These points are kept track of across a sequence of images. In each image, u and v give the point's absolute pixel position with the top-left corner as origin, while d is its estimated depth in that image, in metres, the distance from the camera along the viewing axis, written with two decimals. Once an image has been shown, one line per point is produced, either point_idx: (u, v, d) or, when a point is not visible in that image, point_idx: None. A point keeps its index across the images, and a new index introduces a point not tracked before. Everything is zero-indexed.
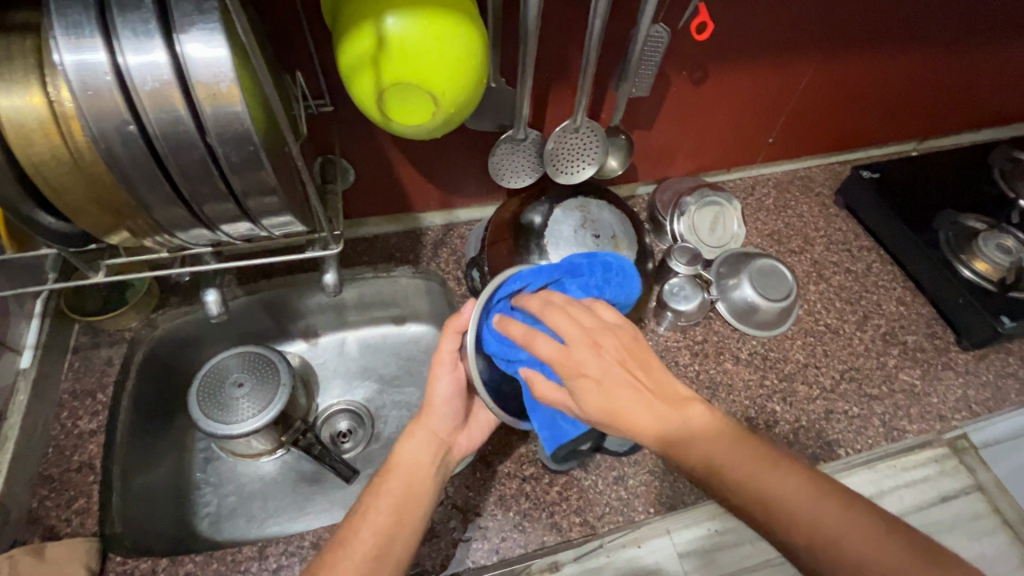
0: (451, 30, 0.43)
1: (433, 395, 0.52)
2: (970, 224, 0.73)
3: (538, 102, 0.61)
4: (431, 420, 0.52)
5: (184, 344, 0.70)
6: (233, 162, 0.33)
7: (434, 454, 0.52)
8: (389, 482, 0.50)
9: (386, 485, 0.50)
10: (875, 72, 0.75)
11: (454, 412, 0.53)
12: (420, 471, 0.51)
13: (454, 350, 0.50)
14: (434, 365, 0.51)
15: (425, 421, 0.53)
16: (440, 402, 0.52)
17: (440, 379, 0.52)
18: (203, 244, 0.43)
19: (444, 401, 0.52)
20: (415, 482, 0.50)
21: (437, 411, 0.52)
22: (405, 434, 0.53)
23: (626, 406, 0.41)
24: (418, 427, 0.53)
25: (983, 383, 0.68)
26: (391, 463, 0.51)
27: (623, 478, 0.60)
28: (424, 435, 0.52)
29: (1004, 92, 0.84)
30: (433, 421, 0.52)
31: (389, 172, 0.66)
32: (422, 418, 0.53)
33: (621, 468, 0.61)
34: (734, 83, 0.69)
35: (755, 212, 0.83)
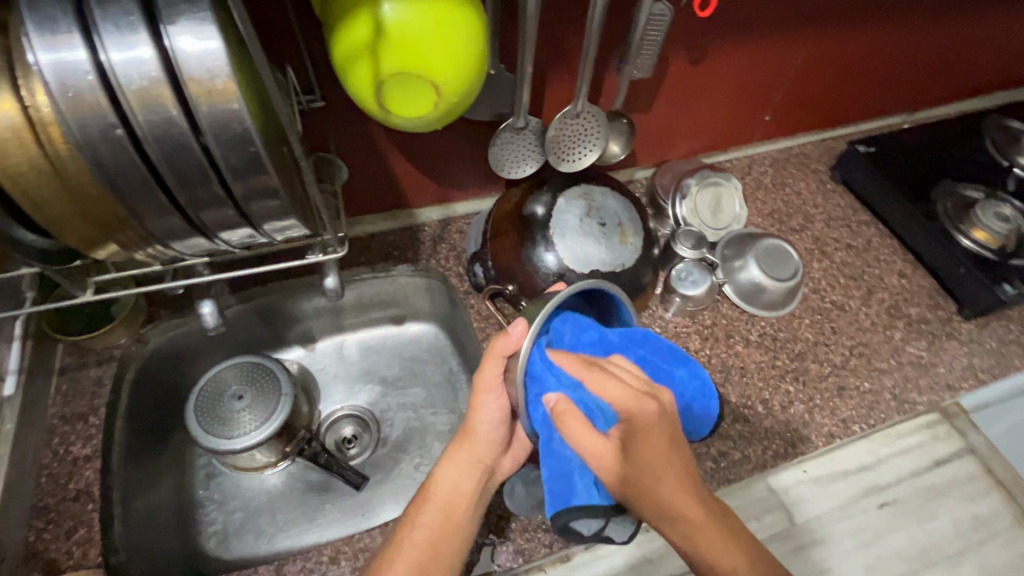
0: (451, 13, 0.40)
1: (477, 422, 0.51)
2: (969, 195, 0.74)
3: (537, 88, 0.59)
4: (474, 448, 0.52)
5: (177, 358, 0.67)
6: (233, 165, 0.31)
7: (475, 482, 0.52)
8: (426, 511, 0.51)
9: (424, 513, 0.51)
10: (869, 44, 0.74)
11: (497, 440, 0.53)
12: (458, 501, 0.51)
13: (497, 378, 0.48)
14: (480, 393, 0.50)
15: (467, 448, 0.52)
16: (484, 431, 0.52)
17: (485, 407, 0.50)
18: (199, 254, 0.40)
19: (487, 432, 0.52)
20: (453, 511, 0.51)
21: (479, 440, 0.52)
22: (446, 458, 0.53)
23: (659, 482, 0.40)
24: (458, 452, 0.53)
25: (988, 350, 0.69)
26: (429, 490, 0.52)
27: None
28: (463, 462, 0.52)
29: (991, 61, 0.85)
30: (476, 448, 0.52)
31: (383, 168, 0.64)
32: (464, 443, 0.53)
33: None
34: (732, 62, 0.67)
35: (754, 191, 0.82)
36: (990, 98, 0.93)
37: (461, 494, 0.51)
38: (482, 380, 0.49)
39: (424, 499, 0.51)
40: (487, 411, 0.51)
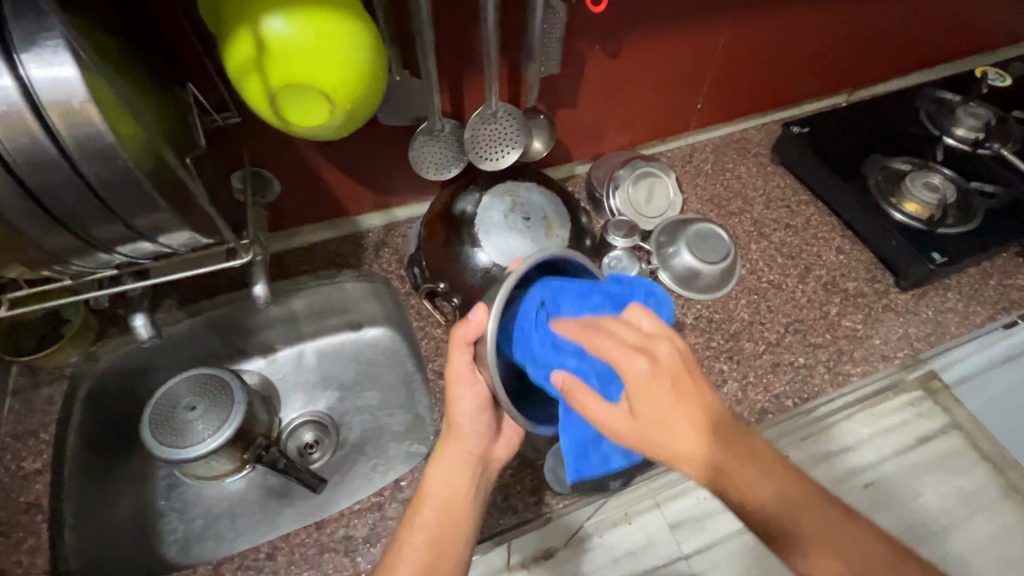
0: (332, 26, 0.43)
1: (458, 416, 0.52)
2: (897, 168, 0.76)
3: (452, 91, 0.61)
4: (459, 442, 0.53)
5: (132, 373, 0.70)
6: (107, 179, 0.33)
7: (469, 477, 0.53)
8: (422, 514, 0.50)
9: (420, 517, 0.50)
10: (793, 28, 0.75)
11: (481, 429, 0.53)
12: (452, 498, 0.51)
13: (469, 361, 0.49)
14: (456, 383, 0.50)
15: (453, 444, 0.53)
16: (466, 423, 0.52)
17: (463, 398, 0.51)
18: (107, 266, 0.43)
19: (467, 422, 0.52)
20: (449, 507, 0.51)
21: (463, 432, 0.53)
22: (435, 460, 0.53)
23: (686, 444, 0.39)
24: (445, 450, 0.53)
25: (924, 320, 0.70)
26: (422, 493, 0.52)
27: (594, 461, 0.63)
28: (452, 459, 0.53)
29: (923, 35, 0.86)
30: (463, 442, 0.53)
31: (315, 178, 0.66)
32: (451, 441, 0.53)
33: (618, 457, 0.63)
34: (650, 53, 0.69)
35: (694, 178, 0.84)
36: (931, 71, 0.93)
37: (452, 490, 0.51)
38: (456, 373, 0.50)
39: (419, 502, 0.51)
40: (463, 403, 0.51)
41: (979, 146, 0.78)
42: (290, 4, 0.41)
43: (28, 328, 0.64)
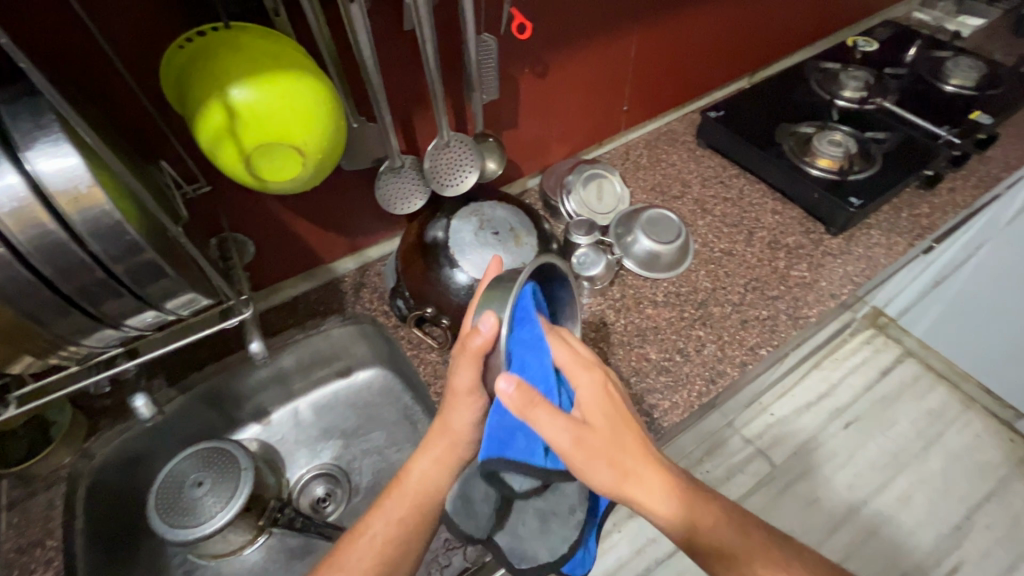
0: (294, 86, 0.45)
1: (456, 422, 0.51)
2: (803, 132, 0.86)
3: (405, 130, 0.66)
4: (453, 447, 0.52)
5: (130, 463, 0.68)
6: (112, 253, 0.35)
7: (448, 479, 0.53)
8: (396, 507, 0.51)
9: (391, 503, 0.51)
10: (693, 28, 0.85)
11: (476, 440, 0.53)
12: (425, 498, 0.51)
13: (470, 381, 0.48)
14: (457, 396, 0.49)
15: (443, 445, 0.52)
16: (462, 431, 0.51)
17: (462, 412, 0.50)
18: (113, 344, 0.43)
19: (466, 432, 0.51)
20: (422, 503, 0.51)
21: (459, 439, 0.52)
22: (420, 451, 0.52)
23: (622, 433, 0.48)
24: (435, 446, 0.52)
25: (857, 257, 0.78)
26: (401, 482, 0.52)
27: None
28: (440, 460, 0.52)
29: (801, 18, 0.99)
30: (455, 445, 0.52)
31: (288, 233, 0.69)
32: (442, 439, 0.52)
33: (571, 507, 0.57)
34: (575, 69, 0.77)
35: (635, 172, 0.91)
36: (813, 47, 1.07)
37: (430, 490, 0.52)
38: (460, 382, 0.48)
39: (393, 488, 0.52)
40: (468, 412, 0.50)
41: (866, 103, 0.90)
42: (253, 72, 0.44)
43: (13, 438, 0.63)
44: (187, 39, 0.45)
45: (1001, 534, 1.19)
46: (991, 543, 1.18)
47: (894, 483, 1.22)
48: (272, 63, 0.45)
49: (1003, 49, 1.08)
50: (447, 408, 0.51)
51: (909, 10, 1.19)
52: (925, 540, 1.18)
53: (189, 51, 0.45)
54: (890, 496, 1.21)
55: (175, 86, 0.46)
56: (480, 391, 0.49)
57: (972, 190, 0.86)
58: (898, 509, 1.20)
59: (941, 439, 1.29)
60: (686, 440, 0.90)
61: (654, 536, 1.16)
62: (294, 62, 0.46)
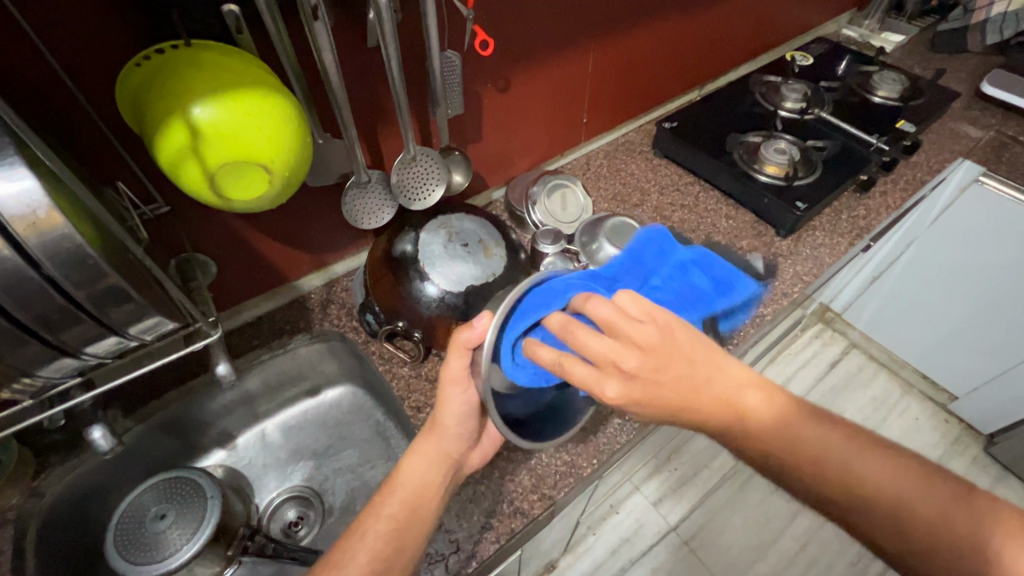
0: (259, 103, 0.45)
1: (445, 417, 0.52)
2: (751, 141, 0.91)
3: (370, 145, 0.66)
4: (442, 442, 0.53)
5: (85, 499, 0.64)
6: (73, 279, 0.33)
7: (442, 477, 0.53)
8: (390, 503, 0.51)
9: (387, 506, 0.51)
10: (646, 44, 0.89)
11: (463, 435, 0.53)
12: (417, 495, 0.51)
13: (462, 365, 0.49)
14: (448, 383, 0.50)
15: (434, 441, 0.53)
16: (451, 426, 0.52)
17: (453, 399, 0.51)
18: (71, 374, 0.41)
19: (453, 426, 0.52)
20: (418, 507, 0.51)
21: (447, 435, 0.53)
22: (413, 450, 0.53)
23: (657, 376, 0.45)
24: (426, 446, 0.53)
25: (805, 258, 0.84)
26: (393, 481, 0.52)
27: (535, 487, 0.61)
28: (430, 456, 0.53)
29: (744, 34, 1.06)
30: (444, 442, 0.53)
31: (251, 251, 0.67)
32: (433, 437, 0.53)
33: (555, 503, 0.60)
34: (536, 84, 0.79)
35: (596, 182, 0.94)
36: (755, 61, 1.14)
37: (423, 487, 0.52)
38: (448, 375, 0.50)
39: (387, 490, 0.52)
40: (454, 405, 0.51)
41: (805, 113, 0.97)
42: (217, 89, 0.43)
43: None
44: (144, 56, 0.44)
45: None
46: None
47: None
48: (236, 80, 0.44)
49: (921, 64, 1.18)
50: (436, 404, 0.52)
51: (838, 27, 1.29)
52: None
53: (146, 69, 0.43)
54: None
55: (132, 104, 0.44)
56: (467, 381, 0.50)
57: (902, 193, 0.93)
58: None
59: (885, 424, 1.37)
60: (655, 439, 0.93)
61: (627, 537, 1.19)
62: (258, 80, 0.46)
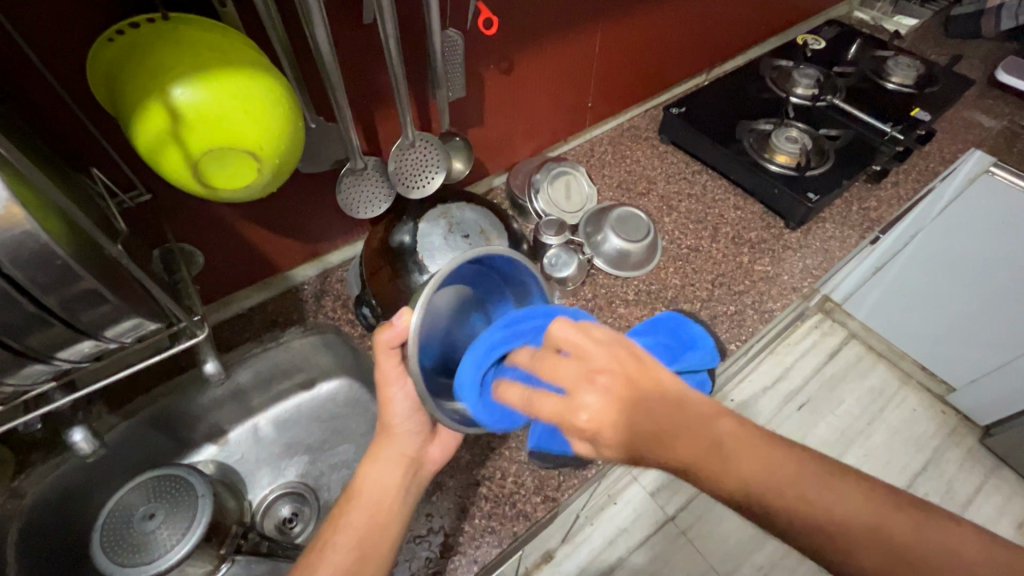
0: (246, 84, 0.41)
1: (391, 416, 0.51)
2: (762, 128, 0.88)
3: (366, 130, 0.63)
4: (396, 443, 0.52)
5: (69, 499, 0.62)
6: (43, 282, 0.31)
7: (400, 477, 0.52)
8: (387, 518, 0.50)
9: (347, 517, 0.49)
10: (656, 24, 0.85)
11: (415, 430, 0.53)
12: (390, 505, 0.50)
13: (398, 362, 0.48)
14: (385, 384, 0.50)
15: (388, 444, 0.52)
16: (401, 423, 0.52)
17: (394, 398, 0.50)
18: (44, 378, 0.38)
19: (402, 423, 0.52)
20: (401, 522, 0.50)
21: (399, 432, 0.52)
22: (370, 459, 0.52)
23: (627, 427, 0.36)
24: (380, 449, 0.52)
25: (815, 251, 0.81)
26: (353, 491, 0.51)
27: (540, 488, 0.59)
28: (386, 457, 0.52)
29: (755, 16, 1.01)
30: (399, 442, 0.52)
31: (240, 241, 0.64)
32: (385, 441, 0.52)
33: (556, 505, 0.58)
34: (541, 67, 0.75)
35: (600, 169, 0.91)
36: (765, 45, 1.11)
37: (385, 491, 0.51)
38: (383, 374, 0.49)
39: (348, 502, 0.50)
40: (397, 404, 0.51)
41: (817, 100, 0.93)
42: (199, 69, 0.40)
43: None
44: (118, 31, 0.40)
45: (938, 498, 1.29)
46: None
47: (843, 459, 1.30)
48: (221, 59, 0.41)
49: (935, 49, 1.15)
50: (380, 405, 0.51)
51: (851, 9, 1.25)
52: None
53: (121, 46, 0.40)
54: None
55: (106, 85, 0.40)
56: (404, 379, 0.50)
57: (914, 183, 0.91)
58: None
59: (882, 415, 1.37)
60: None
61: (624, 526, 1.18)
62: (244, 58, 0.42)
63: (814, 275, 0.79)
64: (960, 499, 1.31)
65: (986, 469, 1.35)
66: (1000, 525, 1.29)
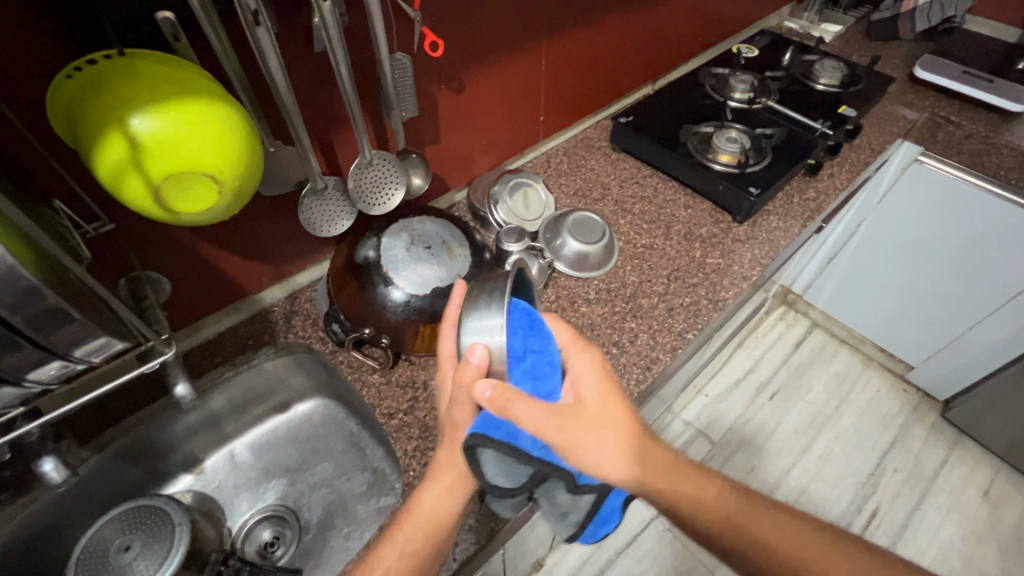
0: (203, 113, 0.43)
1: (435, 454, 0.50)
2: (704, 131, 0.94)
3: (324, 152, 0.66)
4: (464, 473, 0.49)
5: (40, 538, 0.61)
6: (8, 303, 0.33)
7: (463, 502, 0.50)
8: (408, 530, 0.49)
9: (403, 533, 0.48)
10: (598, 40, 0.91)
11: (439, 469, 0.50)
12: (444, 522, 0.49)
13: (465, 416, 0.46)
14: (458, 426, 0.47)
15: (455, 472, 0.49)
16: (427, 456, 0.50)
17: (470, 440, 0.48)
18: (12, 404, 0.40)
19: (478, 460, 0.49)
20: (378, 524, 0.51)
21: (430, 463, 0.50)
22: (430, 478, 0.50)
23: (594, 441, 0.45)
24: (442, 473, 0.50)
25: (761, 241, 0.86)
26: (414, 509, 0.49)
27: None
28: (453, 486, 0.50)
29: (692, 28, 1.09)
30: (467, 474, 0.49)
31: (206, 266, 0.65)
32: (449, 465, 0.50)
33: None
34: (490, 85, 0.79)
35: (557, 178, 0.95)
36: (704, 55, 1.18)
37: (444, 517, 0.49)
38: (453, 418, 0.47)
39: (405, 520, 0.49)
40: (473, 445, 0.48)
41: (754, 102, 1.00)
42: (157, 100, 0.42)
43: None
44: (75, 68, 0.42)
45: (907, 474, 1.34)
46: (900, 483, 1.33)
47: (815, 444, 1.38)
48: (178, 90, 0.43)
49: (858, 51, 1.24)
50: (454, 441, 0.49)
51: (781, 19, 1.35)
52: (847, 490, 1.31)
53: (78, 81, 0.42)
54: (812, 456, 1.36)
55: (65, 119, 0.42)
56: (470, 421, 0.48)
57: (848, 173, 0.97)
58: (822, 467, 1.34)
59: (849, 398, 1.46)
60: (671, 390, 0.92)
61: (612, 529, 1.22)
62: (199, 88, 0.44)
63: (762, 262, 0.84)
64: (928, 473, 1.36)
65: (950, 442, 1.41)
66: (967, 495, 1.33)
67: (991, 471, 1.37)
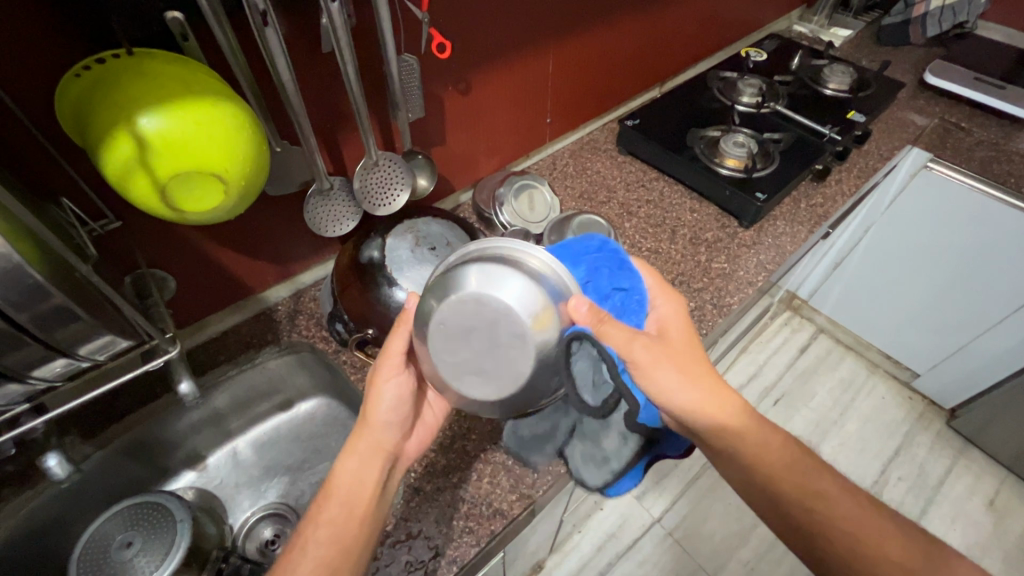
0: (210, 112, 0.43)
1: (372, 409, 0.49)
2: (711, 135, 0.93)
3: (330, 152, 0.66)
4: (376, 432, 0.49)
5: (43, 533, 0.61)
6: (14, 300, 0.33)
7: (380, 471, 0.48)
8: (329, 508, 0.46)
9: (324, 512, 0.46)
10: (605, 43, 0.90)
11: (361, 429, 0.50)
12: (363, 494, 0.47)
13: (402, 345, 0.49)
14: (380, 367, 0.49)
15: (368, 434, 0.49)
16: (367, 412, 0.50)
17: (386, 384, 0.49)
18: (16, 400, 0.40)
19: (387, 412, 0.49)
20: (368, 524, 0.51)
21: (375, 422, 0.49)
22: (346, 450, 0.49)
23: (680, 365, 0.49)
24: (357, 442, 0.49)
25: (768, 246, 0.86)
26: (329, 486, 0.47)
27: (517, 486, 0.61)
28: (365, 452, 0.48)
29: (700, 31, 1.08)
30: (377, 432, 0.49)
31: (210, 264, 0.65)
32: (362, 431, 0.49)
33: (528, 495, 0.61)
34: (497, 87, 0.79)
35: (563, 181, 0.95)
36: (712, 58, 1.18)
37: (361, 487, 0.47)
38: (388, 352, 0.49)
39: (324, 497, 0.47)
40: (384, 393, 0.49)
41: (761, 107, 1.00)
42: (165, 100, 0.42)
43: None
44: (84, 67, 0.42)
45: (911, 482, 1.33)
46: (905, 492, 1.32)
47: (819, 451, 1.37)
48: (186, 90, 0.43)
49: (867, 56, 1.23)
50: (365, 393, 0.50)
51: (790, 24, 1.34)
52: None
53: (87, 81, 0.42)
54: None
55: (74, 118, 0.42)
56: (401, 367, 0.50)
57: (856, 179, 0.97)
58: None
59: (853, 405, 1.45)
60: None
61: (613, 532, 1.22)
62: (207, 88, 0.44)
63: (768, 268, 0.83)
64: (933, 481, 1.34)
65: (955, 450, 1.40)
66: (973, 504, 1.31)
67: (997, 480, 1.36)
